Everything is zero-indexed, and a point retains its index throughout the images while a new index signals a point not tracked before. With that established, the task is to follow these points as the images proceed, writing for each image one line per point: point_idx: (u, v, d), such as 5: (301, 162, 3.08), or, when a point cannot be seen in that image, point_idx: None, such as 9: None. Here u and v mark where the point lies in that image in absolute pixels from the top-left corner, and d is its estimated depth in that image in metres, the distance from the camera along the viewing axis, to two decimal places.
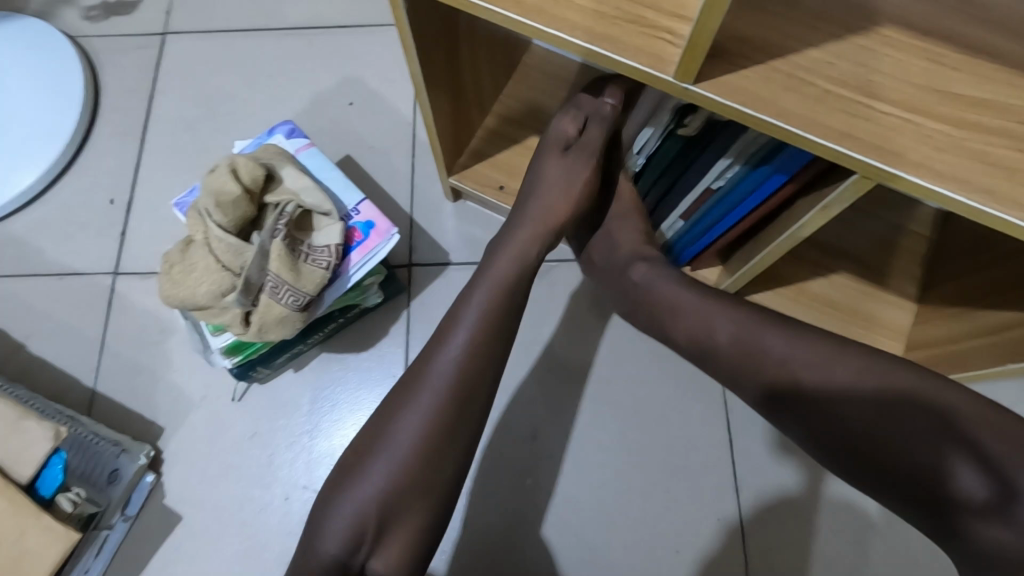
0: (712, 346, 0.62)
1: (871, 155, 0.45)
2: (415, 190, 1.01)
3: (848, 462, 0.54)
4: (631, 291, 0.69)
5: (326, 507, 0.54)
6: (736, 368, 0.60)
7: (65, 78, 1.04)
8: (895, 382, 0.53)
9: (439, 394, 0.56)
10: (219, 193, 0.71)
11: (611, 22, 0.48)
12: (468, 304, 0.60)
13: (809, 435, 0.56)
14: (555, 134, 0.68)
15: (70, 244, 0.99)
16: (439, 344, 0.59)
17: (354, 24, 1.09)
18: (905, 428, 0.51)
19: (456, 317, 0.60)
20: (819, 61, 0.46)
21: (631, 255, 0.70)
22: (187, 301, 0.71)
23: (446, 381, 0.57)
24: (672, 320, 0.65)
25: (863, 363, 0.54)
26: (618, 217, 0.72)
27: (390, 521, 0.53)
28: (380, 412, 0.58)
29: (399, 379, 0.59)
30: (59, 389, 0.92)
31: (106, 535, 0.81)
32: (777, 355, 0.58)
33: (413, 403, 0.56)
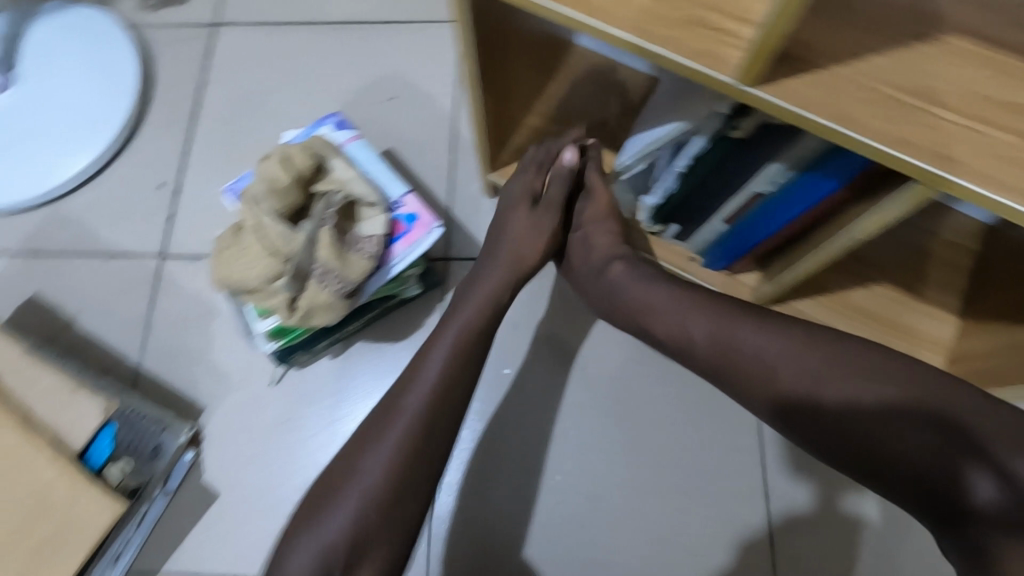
0: (691, 346, 0.65)
1: (932, 162, 0.45)
2: (454, 185, 1.02)
3: (848, 462, 0.56)
4: (608, 292, 0.74)
5: (302, 529, 0.60)
6: (716, 364, 0.63)
7: (120, 64, 1.07)
8: (893, 391, 0.54)
9: (408, 432, 0.62)
10: (272, 180, 0.74)
11: (672, 23, 0.49)
12: (436, 349, 0.68)
13: (804, 435, 0.58)
14: (522, 190, 0.80)
15: (121, 226, 1.02)
16: (410, 391, 0.65)
17: (399, 19, 1.11)
18: (907, 433, 0.53)
19: (426, 363, 0.67)
20: (880, 67, 0.46)
21: (606, 259, 0.77)
22: (237, 283, 0.74)
23: (407, 423, 0.63)
24: (648, 321, 0.69)
25: (856, 371, 0.56)
26: (592, 223, 0.79)
27: (364, 546, 0.58)
28: (349, 450, 0.64)
29: (375, 412, 0.65)
30: (106, 365, 0.95)
31: (146, 508, 0.84)
32: (753, 350, 0.61)
33: (385, 440, 0.62)
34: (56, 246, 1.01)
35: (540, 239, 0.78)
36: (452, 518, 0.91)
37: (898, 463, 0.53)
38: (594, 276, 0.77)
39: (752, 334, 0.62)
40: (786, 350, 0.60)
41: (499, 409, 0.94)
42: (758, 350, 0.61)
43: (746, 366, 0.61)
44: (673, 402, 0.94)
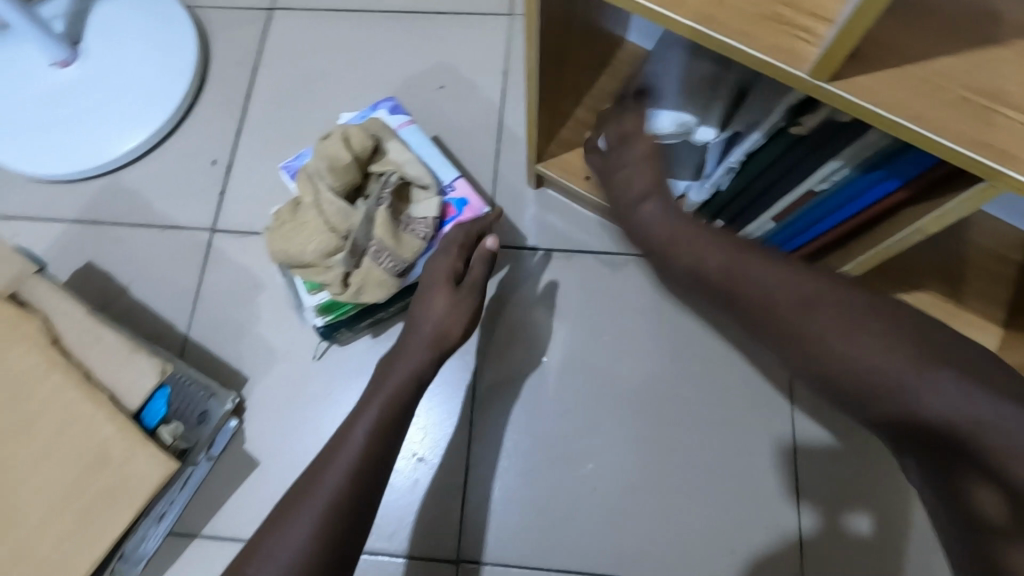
0: (703, 274, 0.61)
1: (1004, 163, 0.46)
2: (499, 175, 1.04)
3: (860, 411, 0.54)
4: (637, 228, 0.70)
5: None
6: (727, 293, 0.60)
7: (180, 42, 1.10)
8: (918, 390, 0.50)
9: (314, 529, 0.57)
10: (333, 159, 0.76)
11: (749, 18, 0.50)
12: (348, 442, 0.64)
13: (812, 382, 0.57)
14: (438, 273, 0.74)
15: (174, 199, 1.06)
16: (315, 487, 0.60)
17: (451, 10, 1.13)
18: (920, 424, 0.50)
19: (335, 458, 0.62)
20: (956, 68, 0.47)
21: (642, 194, 0.70)
22: (293, 256, 0.76)
23: (336, 486, 0.60)
24: (664, 250, 0.66)
25: (884, 354, 0.52)
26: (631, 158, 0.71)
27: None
28: (267, 523, 0.59)
29: (278, 505, 0.59)
30: (156, 332, 0.99)
31: (191, 471, 0.86)
32: (768, 285, 0.57)
33: (287, 538, 0.56)
34: (112, 215, 1.05)
35: (463, 319, 0.74)
36: (483, 499, 0.93)
37: (903, 437, 0.52)
38: (627, 211, 0.72)
39: (774, 274, 0.58)
40: (810, 304, 0.56)
41: (534, 397, 0.96)
42: (776, 291, 0.57)
43: (759, 304, 0.57)
44: (707, 398, 0.95)
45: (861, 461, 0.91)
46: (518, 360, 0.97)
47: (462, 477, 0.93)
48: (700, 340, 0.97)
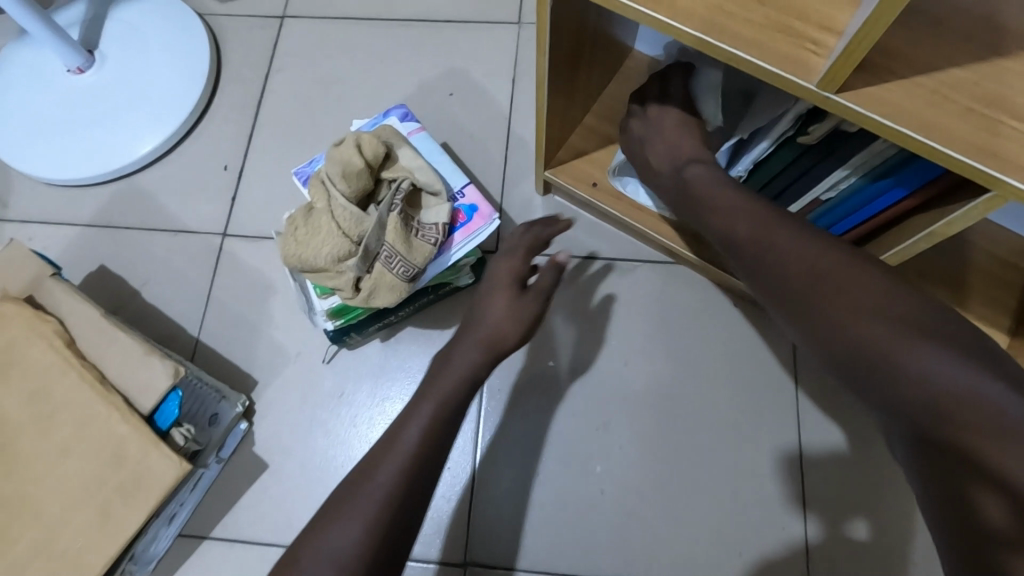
0: (734, 240, 0.62)
1: (1014, 175, 0.47)
2: (507, 181, 1.05)
3: (866, 392, 0.52)
4: (680, 189, 0.70)
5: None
6: (752, 261, 0.60)
7: (195, 48, 1.12)
8: (938, 380, 0.48)
9: (365, 528, 0.54)
10: (345, 165, 0.77)
11: (761, 30, 0.51)
12: (402, 441, 0.61)
13: (823, 362, 0.55)
14: (503, 276, 0.75)
15: (188, 203, 1.07)
16: (365, 487, 0.57)
17: (460, 19, 1.15)
18: (933, 417, 0.48)
19: (388, 455, 0.60)
20: (964, 80, 0.48)
21: (686, 158, 0.71)
22: (306, 261, 0.77)
23: (389, 478, 0.58)
24: (705, 214, 0.66)
25: (906, 339, 0.50)
26: (677, 127, 0.74)
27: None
28: (319, 517, 0.57)
29: (329, 502, 0.57)
30: (168, 334, 1.00)
31: (202, 473, 0.87)
32: (797, 253, 0.57)
33: (336, 538, 0.54)
34: (126, 219, 1.07)
35: (521, 323, 0.72)
36: (492, 502, 0.93)
37: (909, 429, 0.50)
38: (671, 175, 0.72)
39: (800, 243, 0.58)
40: (833, 279, 0.55)
41: (542, 401, 0.97)
42: (802, 259, 0.56)
43: (780, 273, 0.57)
44: (715, 402, 0.95)
45: (869, 466, 0.91)
46: (527, 364, 0.98)
47: (470, 480, 0.94)
48: (707, 345, 0.98)
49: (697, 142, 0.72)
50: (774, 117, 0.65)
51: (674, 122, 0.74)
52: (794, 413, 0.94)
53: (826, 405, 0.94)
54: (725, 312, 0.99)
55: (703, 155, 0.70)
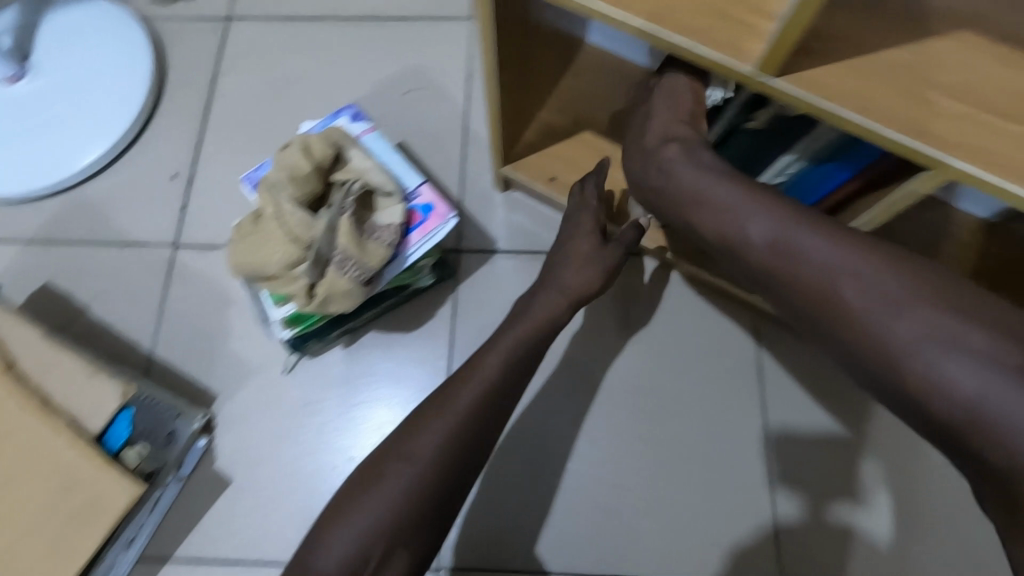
0: (742, 246, 0.56)
1: (950, 153, 0.47)
2: (466, 178, 1.04)
3: (891, 400, 0.50)
4: (652, 174, 0.64)
5: (329, 523, 0.56)
6: (768, 269, 0.55)
7: (136, 54, 1.08)
8: (966, 400, 0.46)
9: (448, 435, 0.59)
10: (293, 168, 0.75)
11: (700, 17, 0.51)
12: (485, 367, 0.65)
13: (847, 368, 0.53)
14: (582, 226, 0.81)
15: (136, 214, 1.03)
16: (448, 400, 0.61)
17: (412, 16, 1.13)
18: (958, 433, 0.46)
19: (467, 376, 0.64)
20: (900, 60, 0.48)
21: (661, 138, 0.65)
22: (256, 269, 0.75)
23: (468, 406, 0.61)
24: (697, 213, 0.59)
25: (941, 365, 0.47)
26: (661, 103, 0.67)
27: (393, 547, 0.54)
28: (403, 427, 0.61)
29: (416, 408, 0.62)
30: (120, 352, 0.96)
31: (160, 493, 0.84)
32: (815, 258, 0.53)
33: (421, 443, 0.58)
34: (70, 233, 1.02)
35: (598, 271, 0.78)
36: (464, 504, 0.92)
37: (934, 437, 0.49)
38: (642, 156, 0.66)
39: (824, 249, 0.53)
40: (864, 293, 0.50)
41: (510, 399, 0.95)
42: (821, 267, 0.52)
43: (798, 283, 0.53)
44: (683, 391, 0.96)
45: (834, 446, 0.93)
46: None
47: None
48: (674, 335, 0.98)
49: (679, 118, 0.65)
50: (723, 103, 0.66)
51: (661, 97, 0.67)
52: (758, 399, 0.95)
53: (790, 389, 0.95)
54: (688, 301, 0.99)
55: (681, 134, 0.64)
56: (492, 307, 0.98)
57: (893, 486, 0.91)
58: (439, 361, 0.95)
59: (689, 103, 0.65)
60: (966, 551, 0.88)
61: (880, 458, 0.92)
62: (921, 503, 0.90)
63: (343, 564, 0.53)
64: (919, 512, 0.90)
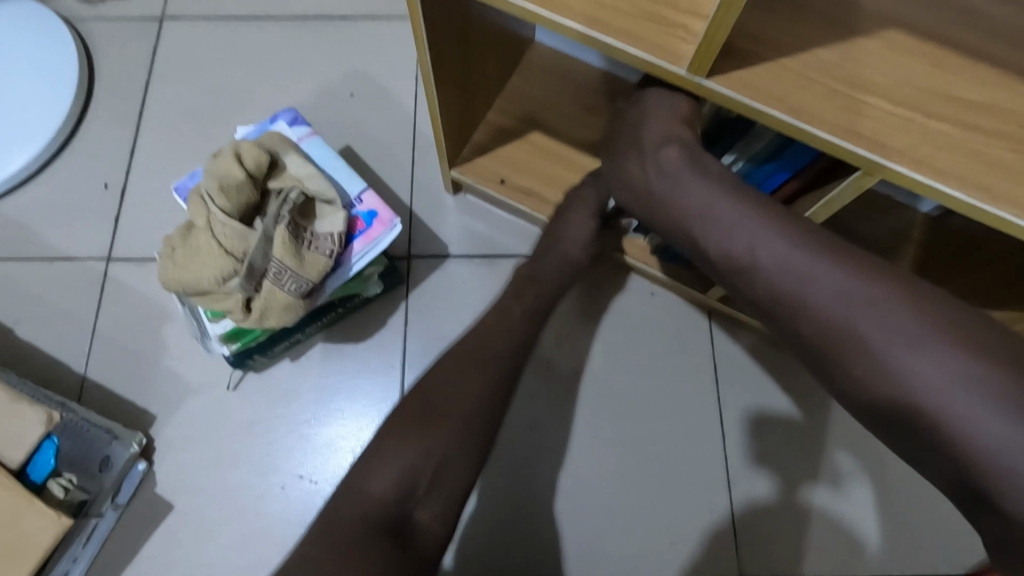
0: (751, 270, 0.54)
1: (876, 152, 0.48)
2: (416, 182, 1.01)
3: (904, 442, 0.47)
4: (652, 177, 0.62)
5: (378, 450, 0.58)
6: (779, 292, 0.53)
7: (61, 58, 1.02)
8: (985, 447, 0.42)
9: (487, 382, 0.64)
10: (224, 177, 0.71)
11: (632, 19, 0.51)
12: (509, 319, 0.72)
13: (856, 406, 0.50)
14: (574, 211, 0.81)
15: (64, 228, 0.97)
16: (483, 351, 0.67)
17: (356, 17, 1.10)
18: (975, 480, 0.43)
19: (495, 331, 0.70)
20: (828, 62, 0.49)
21: (662, 137, 0.62)
22: (187, 284, 0.71)
23: (496, 355, 0.67)
24: (702, 232, 0.57)
25: (963, 407, 0.43)
26: (657, 107, 0.64)
27: (439, 476, 0.58)
28: (437, 369, 0.65)
29: (450, 352, 0.66)
30: (49, 375, 0.90)
31: (96, 523, 0.80)
32: (826, 287, 0.50)
33: (464, 386, 0.63)
34: None
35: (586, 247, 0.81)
36: None
37: (949, 483, 0.45)
38: (640, 158, 0.63)
39: (838, 276, 0.50)
40: (877, 324, 0.48)
41: None
42: (831, 295, 0.50)
43: (807, 311, 0.51)
44: (641, 392, 0.95)
45: (789, 442, 0.94)
46: None
47: None
48: (630, 336, 0.98)
49: (677, 121, 0.63)
50: None
51: (659, 99, 0.64)
52: (715, 396, 0.95)
53: (745, 387, 0.96)
54: (643, 302, 0.99)
55: (683, 135, 0.61)
56: (445, 313, 0.95)
57: (848, 477, 0.92)
58: (391, 373, 0.92)
59: (687, 108, 0.63)
60: (918, 542, 0.90)
61: (834, 451, 0.93)
62: (873, 494, 0.92)
63: (395, 489, 0.56)
64: (874, 501, 0.91)
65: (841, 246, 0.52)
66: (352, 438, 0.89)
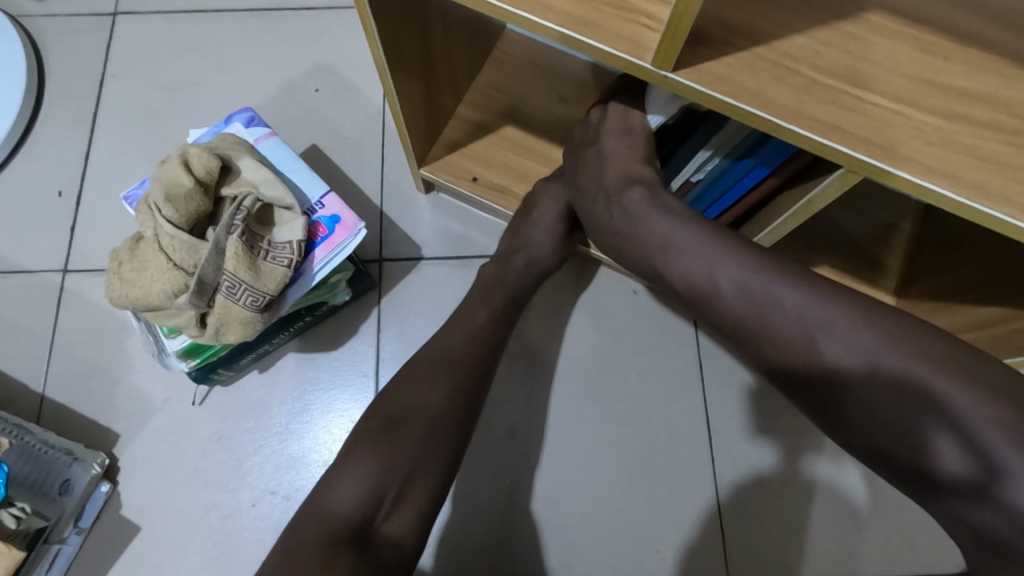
0: (712, 295, 0.51)
1: (862, 150, 0.45)
2: (386, 181, 0.97)
3: (885, 463, 0.44)
4: (617, 219, 0.60)
5: (341, 464, 0.55)
6: (740, 319, 0.50)
7: (8, 60, 0.97)
8: (973, 461, 0.40)
9: (453, 389, 0.61)
10: (171, 186, 0.67)
11: (590, 6, 0.48)
12: (471, 321, 0.69)
13: (829, 432, 0.47)
14: (539, 218, 0.76)
15: (18, 239, 0.93)
16: (447, 357, 0.63)
17: (321, 6, 1.05)
18: (968, 495, 0.40)
19: (467, 341, 0.66)
20: (808, 49, 0.45)
21: (624, 180, 0.62)
22: (138, 301, 0.67)
23: (456, 364, 0.63)
24: (668, 260, 0.54)
25: (953, 414, 0.41)
26: (609, 140, 0.65)
27: (406, 487, 0.54)
28: (400, 377, 0.62)
29: (418, 361, 0.63)
30: (5, 395, 0.86)
31: (57, 550, 0.78)
32: (790, 309, 0.47)
33: (428, 396, 0.59)
34: None
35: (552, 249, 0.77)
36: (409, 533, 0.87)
37: (938, 502, 0.43)
38: (606, 200, 0.62)
39: (797, 299, 0.47)
40: (845, 346, 0.45)
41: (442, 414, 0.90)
42: (794, 318, 0.47)
43: (770, 339, 0.48)
44: (623, 394, 0.92)
45: (778, 440, 0.90)
46: None
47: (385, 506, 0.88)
48: (611, 334, 0.94)
49: (637, 161, 0.62)
50: (627, 127, 0.65)
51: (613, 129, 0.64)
52: (701, 396, 0.92)
53: (732, 386, 0.92)
54: (626, 301, 0.96)
55: (645, 176, 0.61)
56: (419, 319, 0.91)
57: (838, 474, 0.89)
58: (365, 382, 0.89)
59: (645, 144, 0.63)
60: (911, 542, 0.87)
61: (824, 447, 0.90)
62: (865, 494, 0.89)
63: (360, 503, 0.52)
64: (868, 498, 0.89)
65: (807, 269, 0.49)
66: (325, 451, 0.86)
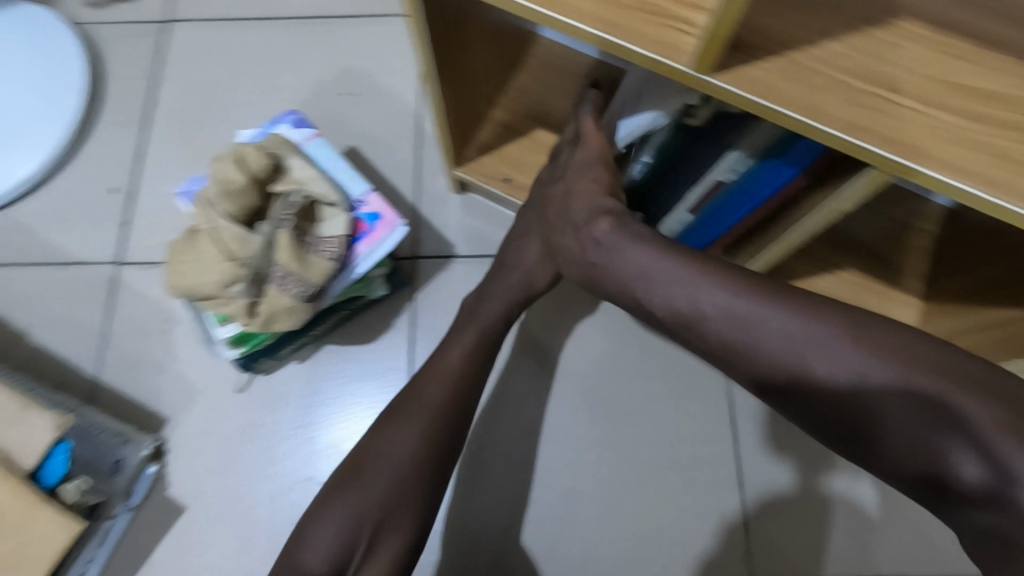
0: (698, 322, 0.54)
1: (889, 148, 0.47)
2: (420, 181, 1.00)
3: (883, 462, 0.47)
4: (589, 249, 0.62)
5: (314, 520, 0.59)
6: (729, 343, 0.53)
7: (68, 65, 1.03)
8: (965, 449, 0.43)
9: (418, 439, 0.62)
10: (225, 183, 0.71)
11: (630, 13, 0.50)
12: (444, 361, 0.69)
13: (826, 439, 0.50)
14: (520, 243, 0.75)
15: (74, 233, 0.98)
16: (419, 400, 0.65)
17: (359, 14, 1.09)
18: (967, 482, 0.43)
19: (429, 381, 0.67)
20: (839, 53, 0.48)
21: (590, 211, 0.64)
22: (192, 290, 0.72)
23: (437, 406, 0.65)
24: (646, 289, 0.56)
25: (938, 410, 0.44)
26: (578, 171, 0.68)
27: (374, 539, 0.58)
28: (374, 429, 0.64)
29: (390, 409, 0.65)
30: (61, 379, 0.92)
31: (109, 525, 0.82)
32: (774, 330, 0.50)
33: (394, 443, 0.62)
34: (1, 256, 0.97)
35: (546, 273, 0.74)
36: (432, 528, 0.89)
37: (939, 496, 0.45)
38: (574, 230, 0.65)
39: (793, 322, 0.50)
40: (829, 359, 0.48)
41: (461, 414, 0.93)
42: (776, 332, 0.50)
43: (759, 356, 0.51)
44: (648, 392, 0.94)
45: (801, 441, 0.91)
46: None
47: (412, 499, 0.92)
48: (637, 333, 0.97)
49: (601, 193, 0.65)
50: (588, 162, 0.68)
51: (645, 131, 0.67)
52: (724, 395, 0.94)
53: None
54: None
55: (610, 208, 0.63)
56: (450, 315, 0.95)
57: (859, 477, 0.90)
58: (396, 375, 0.92)
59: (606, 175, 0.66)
60: (932, 547, 0.87)
61: None
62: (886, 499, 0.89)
63: (330, 557, 0.57)
64: (890, 503, 0.89)
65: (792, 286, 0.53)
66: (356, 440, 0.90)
